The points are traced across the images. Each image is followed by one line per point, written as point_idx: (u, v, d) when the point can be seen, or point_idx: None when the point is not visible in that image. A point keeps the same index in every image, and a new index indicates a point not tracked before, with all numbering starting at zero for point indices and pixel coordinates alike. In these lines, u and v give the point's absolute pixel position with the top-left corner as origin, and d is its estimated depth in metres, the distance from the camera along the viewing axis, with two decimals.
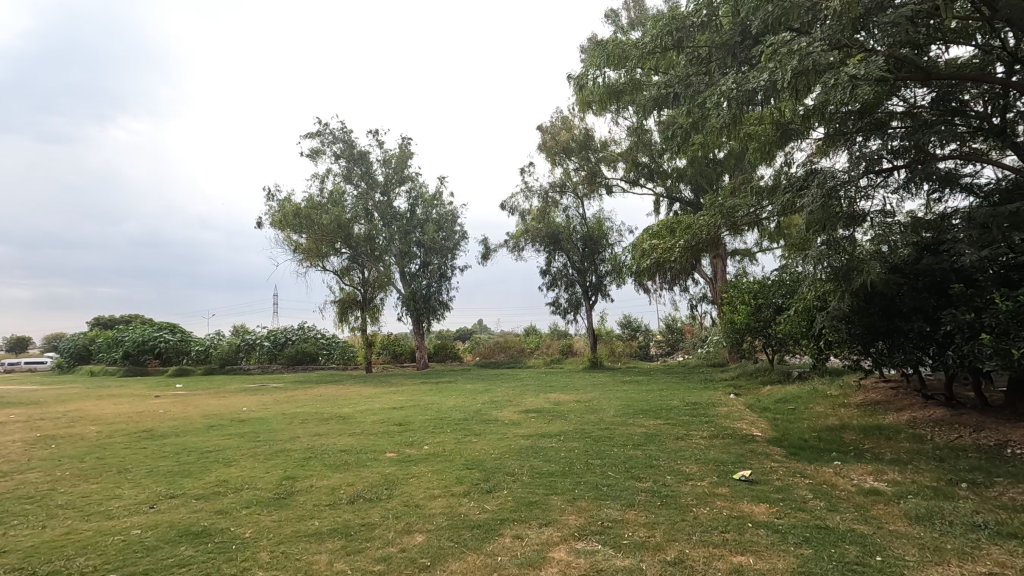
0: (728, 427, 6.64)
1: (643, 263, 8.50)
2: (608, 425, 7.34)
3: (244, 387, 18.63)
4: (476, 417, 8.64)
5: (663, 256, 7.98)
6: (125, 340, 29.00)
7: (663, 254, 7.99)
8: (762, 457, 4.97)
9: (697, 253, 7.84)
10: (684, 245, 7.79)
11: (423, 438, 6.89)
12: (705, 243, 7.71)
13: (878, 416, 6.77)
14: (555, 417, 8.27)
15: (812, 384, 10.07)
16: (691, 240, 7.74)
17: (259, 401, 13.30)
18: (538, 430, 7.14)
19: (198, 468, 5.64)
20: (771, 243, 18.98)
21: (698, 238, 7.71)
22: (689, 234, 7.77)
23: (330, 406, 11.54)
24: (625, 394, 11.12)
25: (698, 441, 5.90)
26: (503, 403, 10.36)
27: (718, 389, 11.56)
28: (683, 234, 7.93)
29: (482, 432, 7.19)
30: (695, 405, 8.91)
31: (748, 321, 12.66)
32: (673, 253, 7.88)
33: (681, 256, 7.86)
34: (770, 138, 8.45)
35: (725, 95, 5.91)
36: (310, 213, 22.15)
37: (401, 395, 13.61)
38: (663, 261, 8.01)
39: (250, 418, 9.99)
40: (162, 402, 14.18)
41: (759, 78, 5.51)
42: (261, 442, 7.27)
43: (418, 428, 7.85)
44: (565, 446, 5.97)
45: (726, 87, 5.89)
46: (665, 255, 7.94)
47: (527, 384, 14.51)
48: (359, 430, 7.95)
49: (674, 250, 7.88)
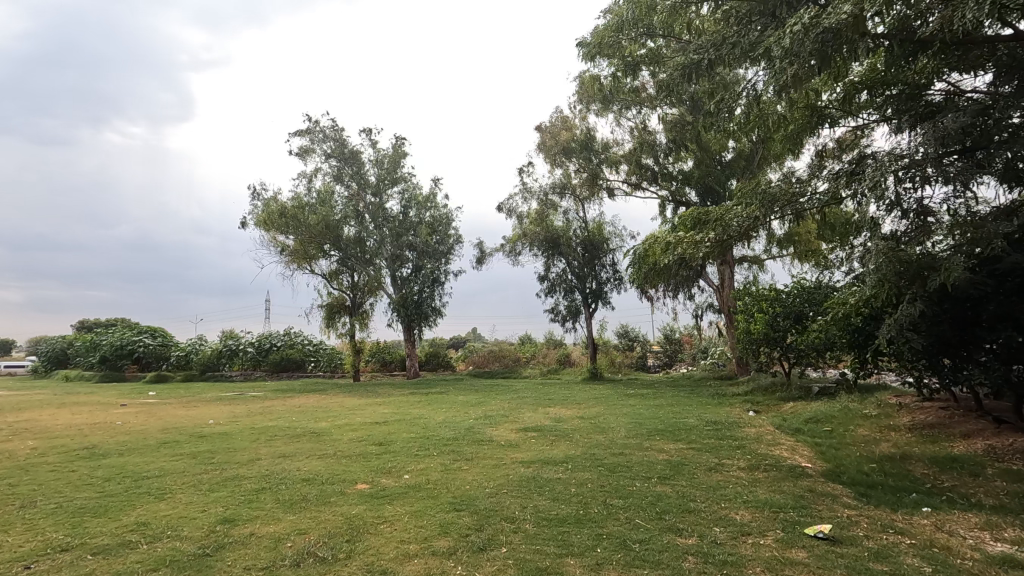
0: (765, 455, 5.59)
1: (661, 259, 7.51)
2: (621, 449, 6.27)
3: (221, 395, 17.43)
4: (467, 436, 7.54)
5: (688, 250, 6.97)
6: (102, 344, 27.76)
7: (687, 247, 6.99)
8: (828, 501, 3.92)
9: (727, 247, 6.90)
10: (713, 237, 6.83)
11: (403, 464, 5.80)
12: (737, 235, 6.76)
13: (942, 443, 5.73)
14: (560, 438, 7.19)
15: (841, 402, 9.07)
16: (720, 233, 6.79)
17: (231, 413, 12.14)
18: (540, 455, 6.08)
19: (118, 505, 4.51)
20: (781, 250, 18.13)
21: (729, 229, 6.78)
22: (720, 225, 6.82)
23: (306, 419, 10.43)
24: (633, 410, 10.04)
25: (736, 475, 4.85)
26: (498, 418, 9.28)
27: (734, 405, 10.52)
28: (712, 224, 6.96)
29: (473, 458, 6.09)
30: (715, 424, 7.86)
31: (765, 331, 11.68)
32: (699, 244, 6.88)
33: (709, 249, 6.88)
34: (802, 127, 7.61)
35: (793, 41, 4.96)
36: (296, 212, 21.13)
37: (386, 407, 12.51)
38: (688, 256, 6.99)
39: (214, 433, 8.88)
40: (127, 412, 13.02)
41: (840, 13, 4.56)
42: (213, 465, 6.17)
43: (399, 449, 6.77)
44: (575, 479, 4.90)
45: (793, 33, 4.95)
46: (692, 249, 6.93)
47: (524, 396, 13.43)
48: (330, 451, 6.83)
49: (701, 244, 6.90)
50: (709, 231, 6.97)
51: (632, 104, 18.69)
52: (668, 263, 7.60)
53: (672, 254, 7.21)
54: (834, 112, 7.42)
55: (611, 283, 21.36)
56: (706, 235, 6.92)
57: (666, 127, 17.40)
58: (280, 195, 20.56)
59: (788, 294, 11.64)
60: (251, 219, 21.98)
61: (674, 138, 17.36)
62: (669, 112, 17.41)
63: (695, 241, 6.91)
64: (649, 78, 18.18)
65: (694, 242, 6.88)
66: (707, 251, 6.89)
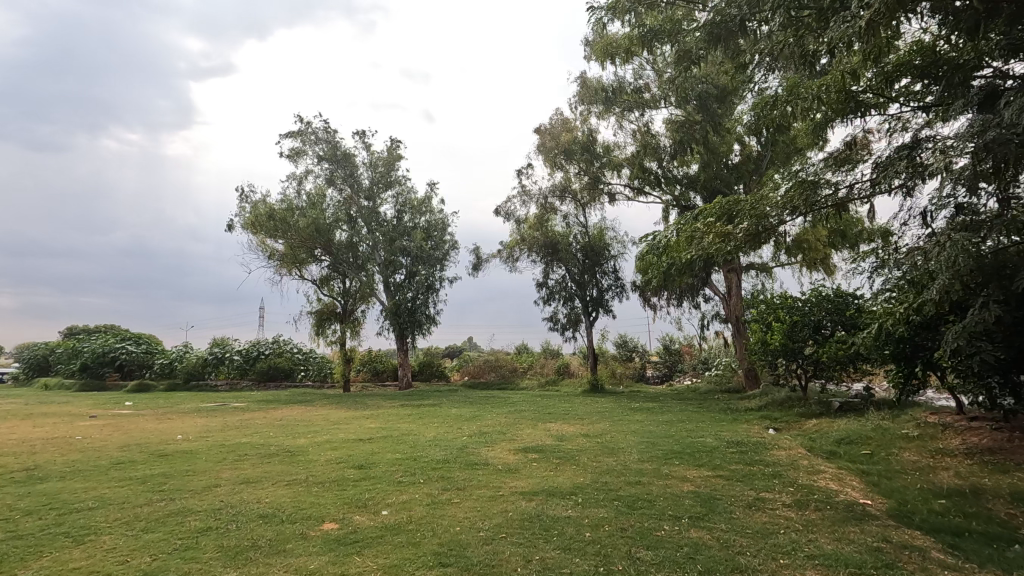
0: (809, 486, 4.74)
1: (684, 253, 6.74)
2: (637, 477, 5.40)
3: (201, 406, 16.39)
4: (458, 459, 6.64)
5: (718, 243, 6.24)
6: (83, 351, 26.71)
7: (716, 239, 6.25)
8: (915, 560, 3.08)
9: (758, 240, 6.18)
10: (742, 229, 6.13)
11: (383, 495, 4.91)
12: (771, 227, 6.03)
13: (1014, 475, 4.88)
14: (565, 462, 6.31)
15: (871, 422, 8.24)
16: (751, 223, 6.08)
17: (205, 427, 11.19)
18: (543, 484, 5.22)
19: (23, 553, 3.62)
20: (790, 257, 17.42)
21: (763, 221, 6.04)
22: (753, 215, 6.08)
23: (284, 435, 9.52)
24: (642, 427, 9.18)
25: (784, 515, 3.98)
26: (494, 436, 8.38)
27: (750, 423, 9.66)
28: (741, 214, 6.24)
29: (466, 487, 5.20)
30: (739, 446, 7.01)
31: (784, 342, 10.82)
32: (729, 235, 6.15)
33: (740, 243, 6.17)
34: (831, 116, 6.86)
35: None
36: (285, 215, 20.34)
37: (374, 421, 11.54)
38: (715, 249, 6.27)
39: (178, 451, 7.95)
40: (93, 424, 12.03)
41: None
42: (162, 493, 5.26)
43: (381, 474, 5.87)
44: (588, 519, 4.04)
45: None
46: (721, 243, 6.21)
47: (523, 410, 12.53)
48: (302, 476, 5.93)
49: (731, 237, 6.18)
50: (740, 222, 6.24)
51: (635, 106, 17.94)
52: (691, 259, 6.83)
53: (696, 247, 6.45)
54: (871, 98, 6.63)
55: (612, 291, 20.53)
56: (736, 226, 6.20)
57: (670, 129, 16.71)
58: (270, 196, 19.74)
59: (805, 303, 10.82)
60: (239, 221, 21.10)
61: (680, 138, 16.47)
62: (674, 113, 16.77)
63: (724, 234, 6.19)
64: (654, 77, 17.76)
65: (725, 233, 6.16)
66: (737, 245, 6.16)
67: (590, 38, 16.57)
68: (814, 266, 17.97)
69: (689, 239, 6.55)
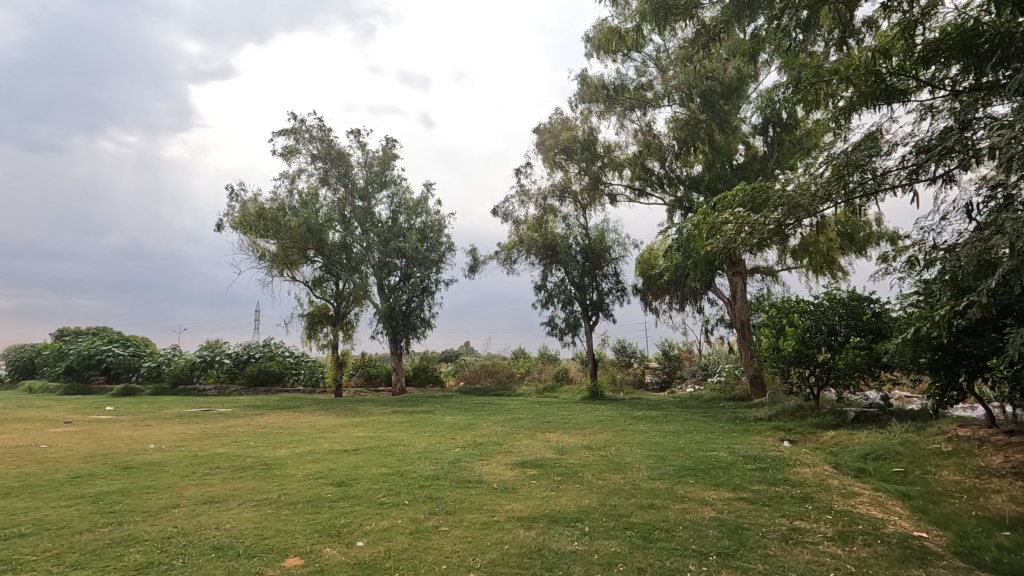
0: (847, 513, 4.15)
1: (704, 245, 6.16)
2: (650, 499, 4.79)
3: (184, 412, 15.69)
4: (449, 475, 6.01)
5: (743, 234, 5.67)
6: (69, 353, 26.01)
7: (740, 229, 5.71)
8: None
9: (787, 229, 5.65)
10: (769, 218, 5.59)
11: (360, 521, 4.28)
12: (804, 216, 5.46)
13: None
14: (568, 480, 5.67)
15: (894, 435, 7.64)
16: (783, 212, 5.52)
17: (182, 435, 10.52)
18: (544, 507, 4.62)
19: None
20: (796, 262, 16.85)
21: (793, 210, 5.46)
22: (785, 202, 5.52)
23: (264, 445, 8.89)
24: (648, 438, 8.57)
25: (831, 553, 3.37)
26: (488, 448, 7.75)
27: (762, 434, 9.05)
28: (769, 203, 5.68)
29: (456, 510, 4.57)
30: (757, 462, 6.41)
31: (797, 347, 10.20)
32: (755, 225, 5.61)
33: (767, 234, 5.64)
34: (857, 102, 6.19)
35: None
36: (276, 215, 19.72)
37: (362, 430, 10.90)
38: (739, 240, 5.71)
39: (146, 463, 7.33)
40: (65, 431, 11.35)
41: None
42: (112, 516, 4.64)
43: (361, 494, 5.26)
44: (599, 556, 3.42)
45: None
46: (748, 233, 5.64)
47: (520, 418, 11.89)
48: (274, 495, 5.30)
49: (759, 228, 5.61)
50: (769, 211, 5.68)
51: (636, 106, 17.49)
52: (712, 252, 6.19)
53: (719, 240, 5.84)
54: (901, 84, 5.99)
55: (613, 295, 19.93)
56: (764, 214, 5.65)
57: (672, 127, 16.18)
58: (260, 195, 19.12)
59: (817, 306, 10.27)
60: (228, 221, 20.44)
61: (683, 136, 15.90)
62: (678, 112, 16.23)
63: (750, 223, 5.64)
64: (656, 75, 17.26)
65: (752, 222, 5.62)
66: (766, 235, 5.63)
67: (591, 34, 16.06)
68: (820, 270, 17.46)
69: (712, 229, 5.99)
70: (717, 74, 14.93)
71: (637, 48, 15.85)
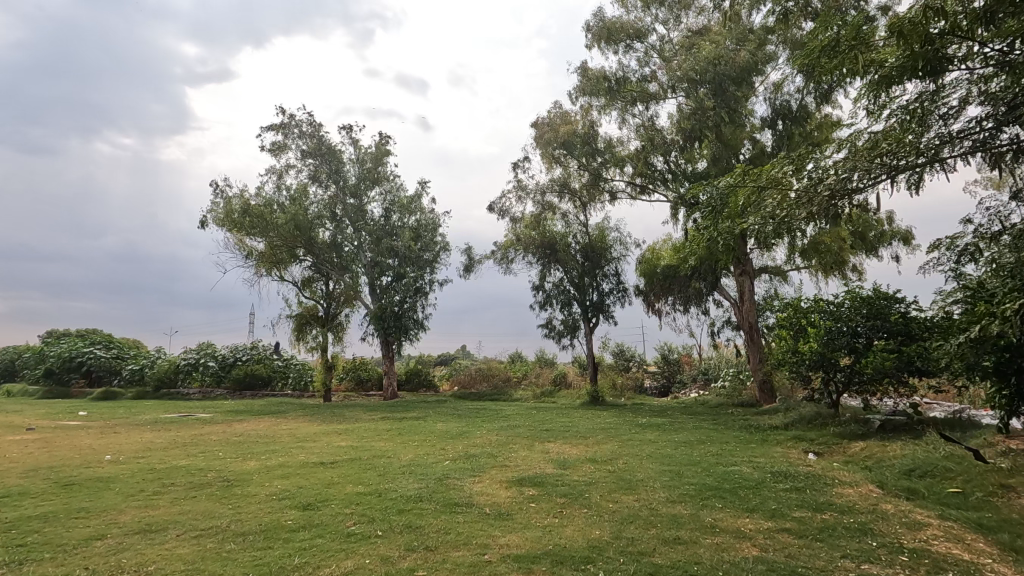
0: (926, 554, 3.35)
1: (738, 221, 5.33)
2: (677, 531, 3.94)
3: (161, 417, 14.77)
4: (433, 496, 5.15)
5: (786, 206, 4.95)
6: (49, 354, 25.01)
7: (785, 199, 4.95)
8: None
9: (838, 203, 4.92)
10: (820, 185, 4.83)
11: (316, 562, 3.43)
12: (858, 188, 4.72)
13: None
14: (573, 503, 4.81)
15: (934, 447, 6.82)
16: (834, 180, 4.71)
17: (149, 444, 9.61)
18: (546, 541, 3.77)
19: None
20: (804, 261, 16.11)
21: (846, 179, 4.70)
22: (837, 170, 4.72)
23: (235, 456, 8.01)
24: (658, 450, 7.75)
25: None
26: (481, 461, 6.90)
27: (783, 445, 8.25)
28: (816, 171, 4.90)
29: (439, 546, 3.73)
30: (789, 480, 5.57)
31: (819, 351, 9.36)
32: (804, 194, 4.88)
33: (816, 206, 4.90)
34: (898, 71, 5.23)
35: None
36: (262, 212, 18.86)
37: (346, 438, 10.05)
38: (786, 209, 4.94)
39: (92, 478, 6.43)
40: (23, 439, 10.42)
41: None
42: (17, 553, 3.77)
43: (327, 521, 4.41)
44: None
45: None
46: (797, 205, 4.93)
47: (517, 426, 11.05)
48: (224, 522, 4.44)
49: (808, 197, 4.88)
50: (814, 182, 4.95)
51: (639, 99, 16.73)
52: (746, 228, 5.36)
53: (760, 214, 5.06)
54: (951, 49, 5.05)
55: (614, 295, 19.11)
56: (814, 182, 4.89)
57: (678, 120, 15.41)
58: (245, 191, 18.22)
59: (839, 306, 9.47)
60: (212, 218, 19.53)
61: (690, 126, 14.96)
62: (684, 102, 15.40)
63: (799, 190, 4.90)
64: (660, 65, 16.46)
65: (797, 190, 4.89)
66: (814, 207, 4.91)
67: (592, 23, 15.27)
68: (829, 271, 16.72)
69: (750, 201, 5.17)
70: (727, 60, 14.09)
71: (641, 37, 15.04)
